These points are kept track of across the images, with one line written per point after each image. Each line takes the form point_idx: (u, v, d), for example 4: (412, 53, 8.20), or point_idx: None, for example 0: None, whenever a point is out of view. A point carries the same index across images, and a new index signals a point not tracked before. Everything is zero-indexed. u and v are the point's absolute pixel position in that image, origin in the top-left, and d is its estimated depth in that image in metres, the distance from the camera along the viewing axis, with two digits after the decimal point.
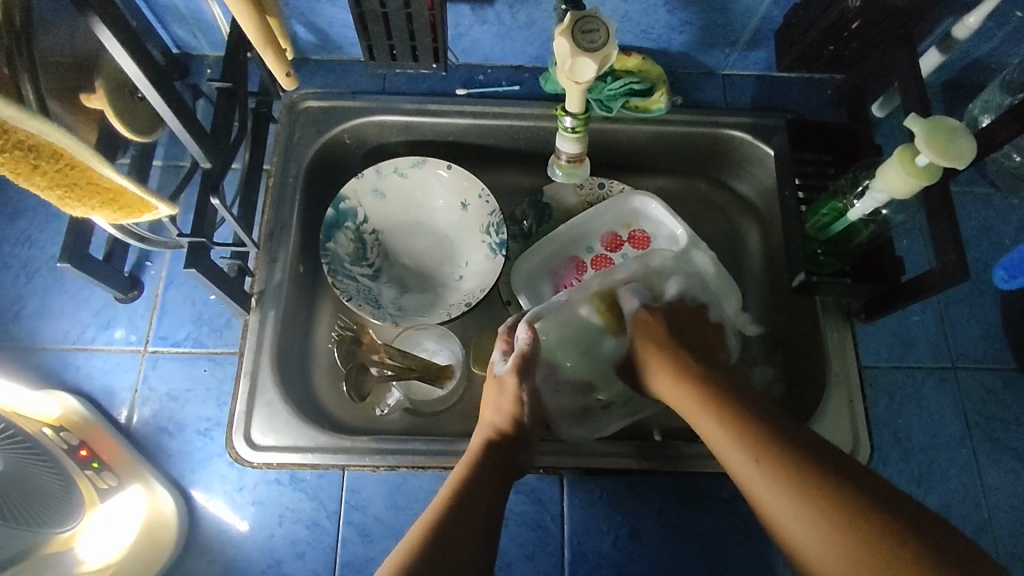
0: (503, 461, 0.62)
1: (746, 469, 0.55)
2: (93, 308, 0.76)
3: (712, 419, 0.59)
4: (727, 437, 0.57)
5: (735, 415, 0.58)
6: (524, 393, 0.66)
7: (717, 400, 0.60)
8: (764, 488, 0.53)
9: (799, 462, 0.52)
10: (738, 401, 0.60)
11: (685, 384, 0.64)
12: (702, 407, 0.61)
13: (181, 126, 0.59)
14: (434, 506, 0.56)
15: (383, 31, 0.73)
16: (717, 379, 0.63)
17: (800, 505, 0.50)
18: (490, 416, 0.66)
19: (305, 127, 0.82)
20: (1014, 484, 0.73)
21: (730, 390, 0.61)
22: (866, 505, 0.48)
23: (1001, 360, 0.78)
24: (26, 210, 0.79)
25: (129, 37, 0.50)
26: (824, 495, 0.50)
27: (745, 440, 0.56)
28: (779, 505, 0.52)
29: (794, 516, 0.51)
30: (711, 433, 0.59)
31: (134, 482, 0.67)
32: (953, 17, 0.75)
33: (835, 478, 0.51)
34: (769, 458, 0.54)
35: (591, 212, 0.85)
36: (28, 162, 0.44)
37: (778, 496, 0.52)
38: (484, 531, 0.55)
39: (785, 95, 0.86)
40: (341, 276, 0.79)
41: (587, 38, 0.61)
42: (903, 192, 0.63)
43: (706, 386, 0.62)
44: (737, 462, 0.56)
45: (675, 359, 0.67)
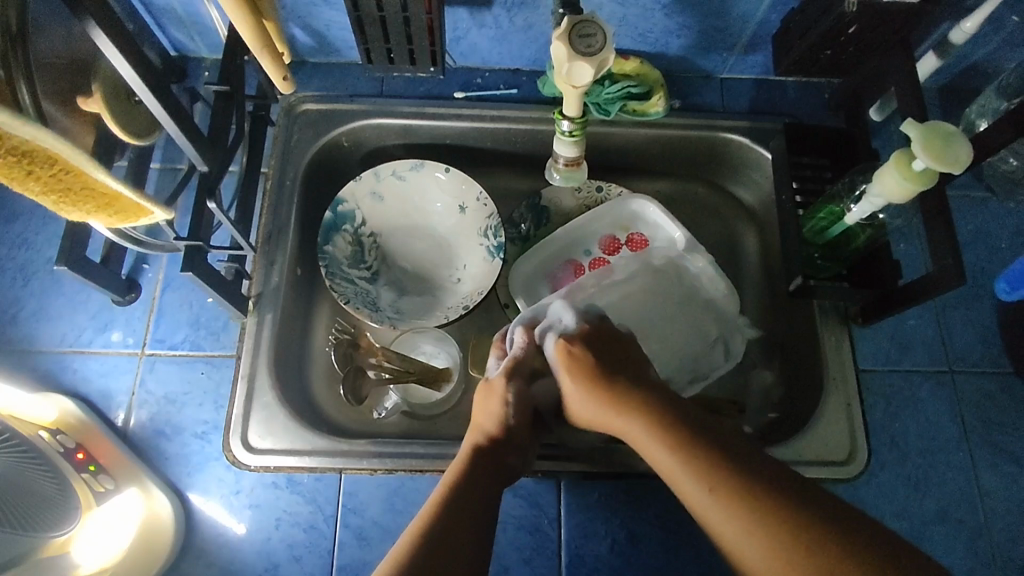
0: (493, 466, 0.60)
1: (702, 505, 0.50)
2: (90, 311, 0.76)
3: (662, 449, 0.53)
4: (679, 468, 0.52)
5: (689, 445, 0.52)
6: (511, 394, 0.63)
7: (666, 426, 0.54)
8: (721, 524, 0.49)
9: (758, 497, 0.48)
10: (689, 427, 0.54)
11: (627, 408, 0.57)
12: (651, 435, 0.55)
13: (178, 129, 0.59)
14: (424, 513, 0.54)
15: (381, 34, 0.73)
16: (666, 400, 0.57)
17: (762, 542, 0.46)
18: (479, 421, 0.64)
19: (302, 130, 0.82)
20: (1011, 488, 0.73)
21: (679, 415, 0.55)
22: (834, 545, 0.44)
23: (998, 364, 0.78)
24: (23, 213, 0.79)
25: (125, 41, 0.50)
26: (787, 534, 0.46)
27: (700, 472, 0.50)
28: (739, 545, 0.47)
29: (755, 554, 0.46)
30: (662, 463, 0.53)
31: (130, 485, 0.67)
32: (949, 21, 0.75)
33: (797, 514, 0.46)
34: (723, 493, 0.49)
35: (591, 215, 0.85)
36: (22, 168, 0.44)
37: (732, 528, 0.48)
38: (478, 536, 0.53)
39: (782, 99, 0.86)
40: (338, 279, 0.79)
41: (584, 42, 0.62)
42: (899, 197, 0.63)
43: (654, 408, 0.57)
44: (692, 493, 0.51)
45: (599, 387, 0.60)
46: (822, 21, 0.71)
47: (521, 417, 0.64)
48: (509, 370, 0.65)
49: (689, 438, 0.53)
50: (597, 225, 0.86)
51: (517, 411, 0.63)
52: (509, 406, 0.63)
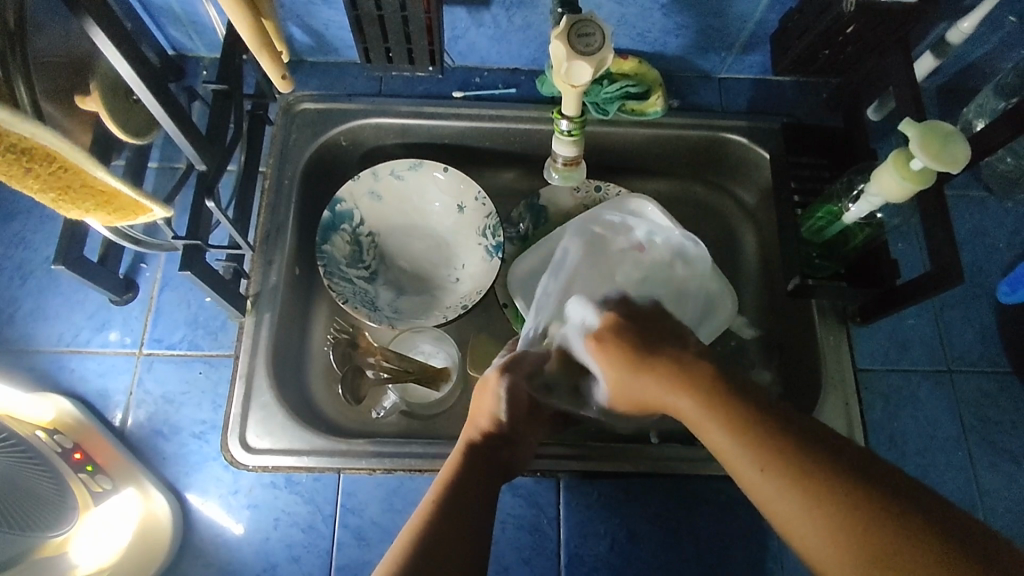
0: (487, 461, 0.59)
1: (756, 481, 0.46)
2: (88, 310, 0.76)
3: (714, 421, 0.50)
4: (732, 442, 0.48)
5: (743, 416, 0.48)
6: (502, 388, 0.62)
7: (717, 395, 0.51)
8: (776, 500, 0.45)
9: (818, 472, 0.44)
10: (743, 397, 0.50)
11: (675, 381, 0.54)
12: (700, 407, 0.51)
13: (177, 128, 0.59)
14: (419, 512, 0.53)
15: (380, 33, 0.73)
16: (717, 369, 0.53)
17: (819, 520, 0.43)
18: (473, 417, 0.63)
19: (301, 129, 0.82)
20: (1010, 487, 0.73)
21: (730, 384, 0.51)
22: (899, 522, 0.41)
23: (997, 363, 0.78)
24: (20, 212, 0.79)
25: (123, 40, 0.50)
26: (847, 511, 0.42)
27: (756, 446, 0.47)
28: (796, 524, 0.44)
29: (811, 534, 0.43)
30: (713, 437, 0.50)
31: (129, 485, 0.67)
32: (946, 22, 0.75)
33: (857, 489, 0.43)
34: (780, 468, 0.45)
35: (611, 216, 0.84)
36: (21, 165, 0.44)
37: (781, 503, 0.45)
38: (476, 526, 0.52)
39: (780, 99, 0.86)
40: (337, 279, 0.79)
41: (582, 41, 0.62)
42: (898, 196, 0.63)
43: (705, 378, 0.53)
44: (744, 470, 0.47)
45: (636, 364, 0.56)
46: (821, 21, 0.71)
47: (517, 412, 0.62)
48: (504, 365, 0.64)
49: (745, 409, 0.49)
50: (618, 231, 0.84)
51: (511, 406, 0.62)
52: (502, 400, 0.62)
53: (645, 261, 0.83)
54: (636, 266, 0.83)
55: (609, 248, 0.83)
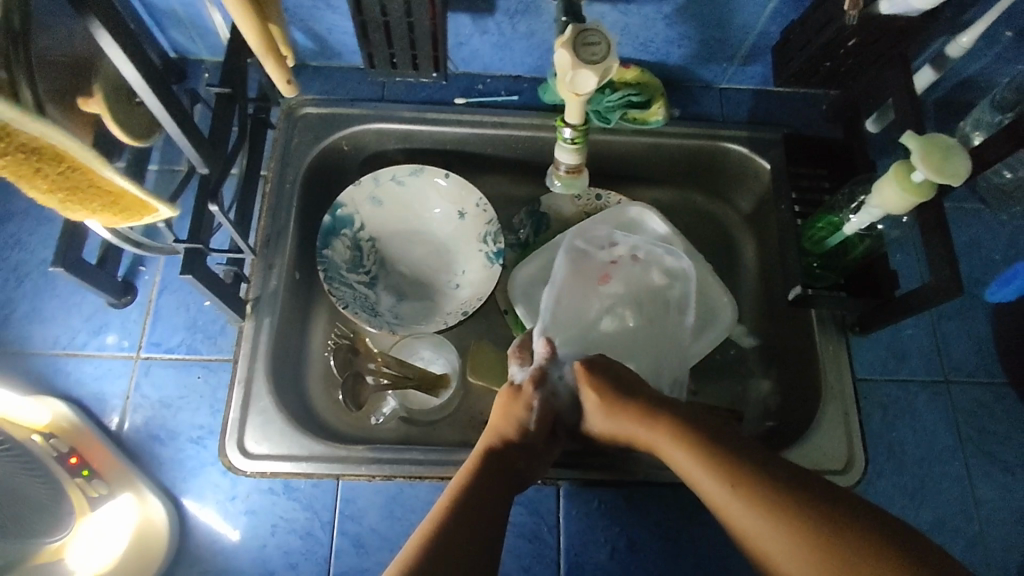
0: (502, 471, 0.59)
1: (727, 504, 0.51)
2: (85, 313, 0.75)
3: (685, 453, 0.55)
4: (703, 469, 0.53)
5: (711, 447, 0.54)
6: (536, 399, 0.64)
7: (686, 429, 0.56)
8: (744, 519, 0.50)
9: (780, 492, 0.49)
10: (710, 433, 0.55)
11: (650, 419, 0.59)
12: (674, 443, 0.56)
13: (181, 132, 0.59)
14: (429, 518, 0.54)
15: (384, 39, 0.73)
16: (686, 410, 0.59)
17: (787, 536, 0.47)
18: (497, 422, 0.63)
19: (302, 134, 0.82)
20: (1006, 498, 0.74)
21: (697, 422, 0.57)
22: (850, 531, 0.46)
23: (993, 375, 0.78)
24: (17, 213, 0.78)
25: (130, 43, 0.50)
26: (807, 522, 0.47)
27: (724, 471, 0.52)
28: (764, 538, 0.49)
29: (777, 547, 0.48)
30: (684, 465, 0.55)
31: (125, 491, 0.66)
32: (945, 36, 0.76)
33: (814, 503, 0.48)
34: (746, 490, 0.50)
35: (596, 232, 0.83)
36: (30, 165, 0.44)
37: (753, 520, 0.49)
38: (490, 531, 0.54)
39: (781, 109, 0.87)
40: (337, 284, 0.79)
41: (588, 51, 0.62)
42: (898, 209, 0.64)
43: (675, 415, 0.58)
44: (712, 491, 0.52)
45: (610, 403, 0.61)
46: (823, 33, 0.72)
47: (544, 425, 0.64)
48: (535, 378, 0.65)
49: (712, 442, 0.54)
50: (600, 244, 0.82)
51: (541, 417, 0.63)
52: (533, 411, 0.63)
53: (638, 275, 0.82)
54: (619, 281, 0.82)
55: (593, 261, 0.82)
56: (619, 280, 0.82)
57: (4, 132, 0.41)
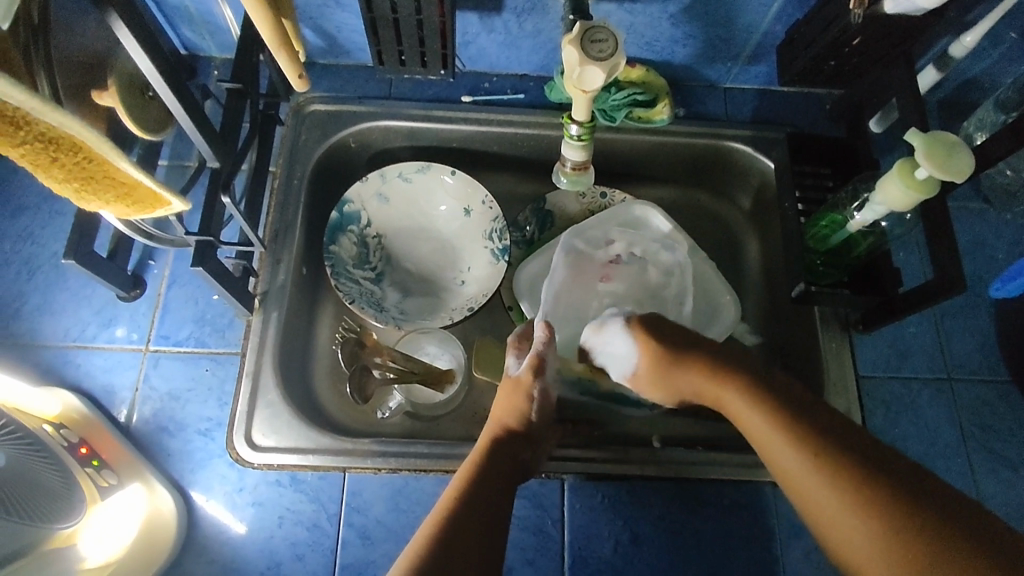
0: (505, 461, 0.60)
1: (777, 450, 0.53)
2: (95, 306, 0.76)
3: (760, 416, 0.55)
4: (774, 435, 0.53)
5: (785, 414, 0.54)
6: (534, 390, 0.64)
7: (761, 393, 0.56)
8: (809, 486, 0.50)
9: (850, 463, 0.49)
10: (786, 398, 0.55)
11: (723, 378, 0.59)
12: (734, 393, 0.58)
13: (193, 125, 0.59)
14: (438, 509, 0.55)
15: (393, 36, 0.74)
16: (763, 372, 0.59)
17: (830, 485, 0.49)
18: (500, 414, 0.64)
19: (310, 130, 0.83)
20: (1009, 494, 0.74)
21: (774, 387, 0.57)
22: (915, 505, 0.46)
23: (996, 372, 0.79)
24: (28, 207, 0.79)
25: (146, 36, 0.51)
26: (871, 493, 0.47)
27: (795, 440, 0.52)
28: (826, 507, 0.49)
29: (840, 516, 0.48)
30: (743, 412, 0.56)
31: (135, 481, 0.67)
32: (948, 36, 0.77)
33: (882, 477, 0.48)
34: (815, 459, 0.50)
35: (591, 234, 0.84)
36: (48, 154, 0.45)
37: (800, 468, 0.51)
38: (498, 521, 0.55)
39: (785, 108, 0.88)
40: (343, 280, 0.79)
41: (595, 47, 0.62)
42: (901, 205, 0.64)
43: (737, 369, 0.59)
44: (764, 437, 0.54)
45: (679, 360, 0.61)
46: (827, 33, 0.72)
47: (543, 415, 0.65)
48: (536, 366, 0.65)
49: (786, 409, 0.54)
50: (597, 245, 0.84)
51: (541, 408, 0.64)
52: (534, 402, 0.64)
53: (638, 275, 0.83)
54: (618, 280, 0.83)
55: (591, 261, 0.83)
56: (619, 279, 0.83)
57: (24, 122, 0.42)
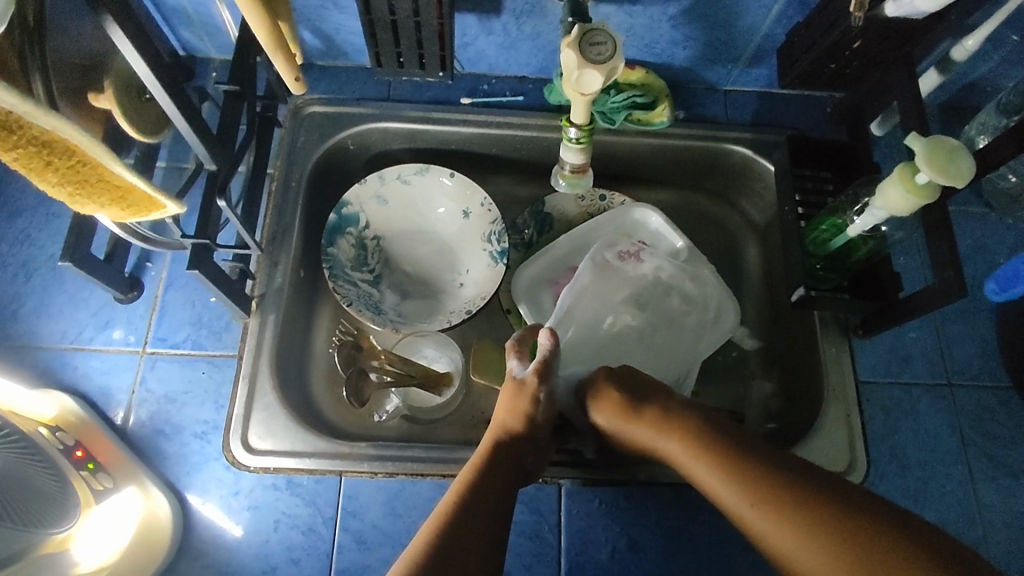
0: (506, 465, 0.60)
1: (748, 513, 0.52)
2: (92, 308, 0.76)
3: (705, 465, 0.56)
4: (723, 482, 0.54)
5: (731, 457, 0.55)
6: (541, 393, 0.63)
7: (704, 441, 0.57)
8: (766, 530, 0.51)
9: (801, 500, 0.50)
10: (729, 441, 0.56)
11: (668, 429, 0.60)
12: (692, 454, 0.57)
13: (189, 128, 0.59)
14: (436, 513, 0.55)
15: (392, 38, 0.74)
16: (702, 416, 0.60)
17: (809, 543, 0.49)
18: (503, 416, 0.63)
19: (309, 132, 0.82)
20: (1009, 502, 0.74)
21: (716, 429, 0.58)
22: (868, 530, 0.48)
23: (996, 378, 0.78)
24: (26, 209, 0.79)
25: (141, 39, 0.51)
26: (825, 529, 0.48)
27: (743, 483, 0.53)
28: (784, 546, 0.50)
29: (799, 555, 0.49)
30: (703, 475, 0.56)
31: (130, 484, 0.66)
32: (950, 39, 0.76)
33: (833, 508, 0.49)
34: (767, 501, 0.51)
35: (624, 247, 0.82)
36: (41, 158, 0.44)
37: (772, 527, 0.51)
38: (497, 528, 0.55)
39: (785, 111, 0.87)
40: (341, 282, 0.79)
41: (593, 50, 0.62)
42: (903, 210, 0.64)
43: (692, 424, 0.59)
44: (733, 501, 0.53)
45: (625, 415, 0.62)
46: (828, 35, 0.72)
47: (547, 417, 0.64)
48: (542, 368, 0.63)
49: (729, 452, 0.55)
50: (627, 260, 0.82)
51: (546, 411, 0.64)
52: (540, 404, 0.63)
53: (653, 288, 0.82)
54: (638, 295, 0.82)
55: (617, 275, 0.82)
56: (639, 296, 0.82)
57: (16, 125, 0.41)
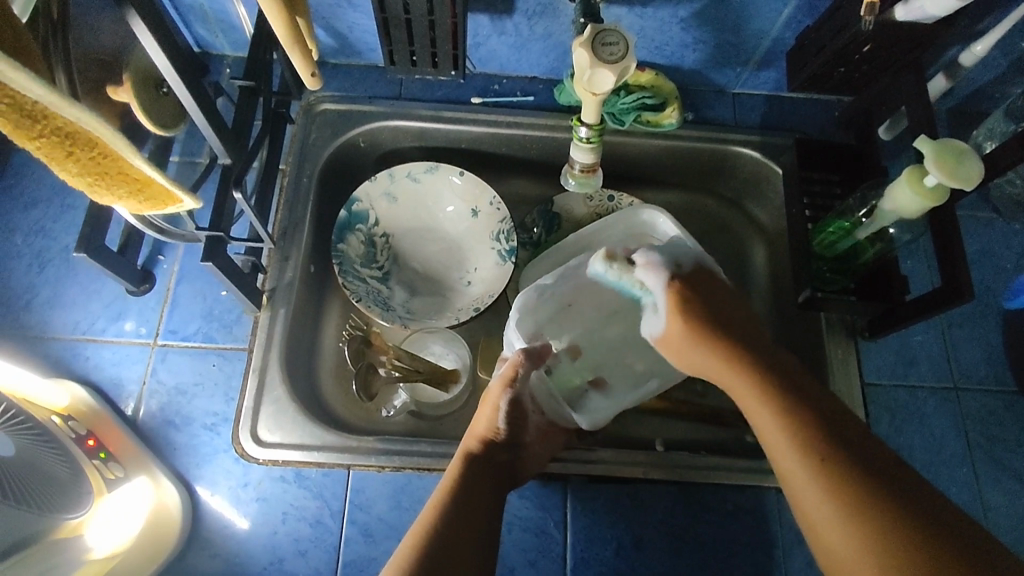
0: (486, 472, 0.60)
1: (790, 468, 0.52)
2: (104, 300, 0.77)
3: (770, 415, 0.55)
4: (783, 437, 0.53)
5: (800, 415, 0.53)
6: (503, 400, 0.64)
7: (777, 391, 0.56)
8: (807, 489, 0.51)
9: (852, 472, 0.49)
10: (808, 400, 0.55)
11: (746, 372, 0.59)
12: (755, 394, 0.57)
13: (206, 122, 0.60)
14: (422, 519, 0.54)
15: (406, 37, 0.75)
16: (775, 362, 0.59)
17: (839, 506, 0.48)
18: (474, 425, 0.65)
19: (320, 129, 0.83)
20: (1013, 505, 0.74)
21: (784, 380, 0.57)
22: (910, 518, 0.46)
23: (1002, 382, 0.79)
24: (41, 200, 0.80)
25: (162, 32, 0.51)
26: (867, 503, 0.47)
27: (798, 439, 0.52)
28: (820, 512, 0.49)
29: (829, 520, 0.49)
30: (758, 419, 0.56)
31: (141, 474, 0.67)
32: (959, 44, 0.77)
33: (886, 491, 0.48)
34: (820, 465, 0.50)
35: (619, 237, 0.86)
36: (64, 148, 0.45)
37: (811, 484, 0.50)
38: (485, 527, 0.55)
39: (793, 115, 0.88)
40: (350, 278, 0.80)
41: (606, 50, 0.63)
42: (911, 213, 0.64)
43: (761, 368, 0.58)
44: (779, 452, 0.53)
45: (697, 339, 0.62)
46: (837, 39, 0.72)
47: (517, 423, 0.64)
48: (508, 378, 0.65)
49: (801, 408, 0.54)
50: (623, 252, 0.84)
51: (511, 417, 0.64)
52: (501, 411, 0.63)
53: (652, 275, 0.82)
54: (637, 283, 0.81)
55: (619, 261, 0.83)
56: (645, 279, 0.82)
57: (42, 117, 0.41)
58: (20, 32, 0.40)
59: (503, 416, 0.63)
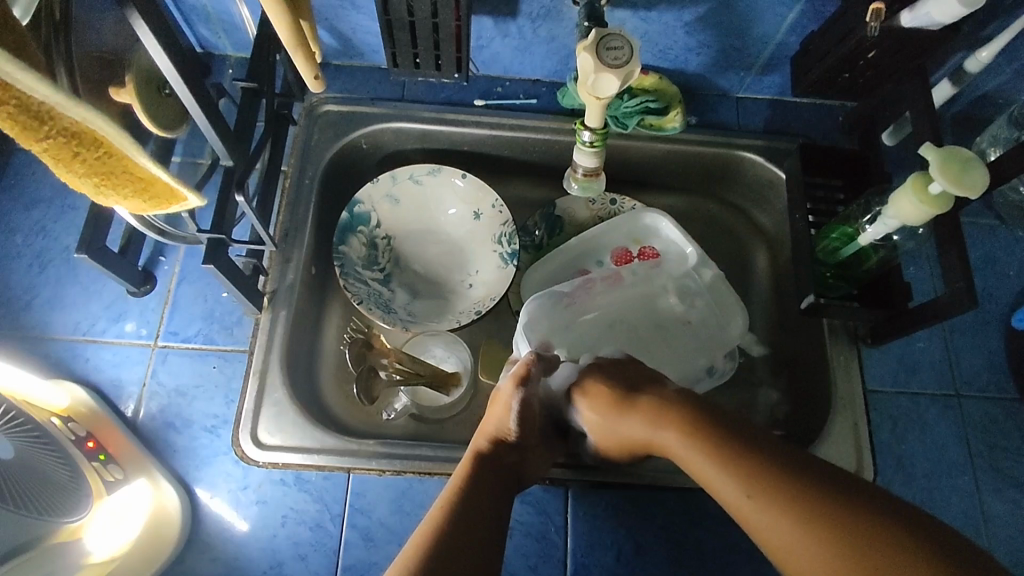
0: (494, 472, 0.60)
1: (745, 507, 0.51)
2: (105, 301, 0.76)
3: (705, 459, 0.54)
4: (721, 475, 0.53)
5: (725, 448, 0.54)
6: (514, 400, 0.64)
7: (704, 435, 0.55)
8: (766, 521, 0.49)
9: (790, 489, 0.49)
10: (727, 430, 0.55)
11: (665, 422, 0.59)
12: (688, 444, 0.56)
13: (209, 124, 0.59)
14: (429, 521, 0.54)
15: (409, 40, 0.74)
16: (696, 406, 0.59)
17: (804, 531, 0.47)
18: (484, 426, 0.65)
19: (322, 131, 0.83)
20: (1015, 514, 0.74)
21: (709, 419, 0.57)
22: (859, 516, 0.46)
23: (1003, 389, 0.78)
24: (42, 200, 0.80)
25: (165, 35, 0.51)
26: (821, 517, 0.47)
27: (739, 473, 0.52)
28: (783, 543, 0.48)
29: (793, 549, 0.47)
30: (697, 465, 0.55)
31: (141, 476, 0.67)
32: (964, 51, 0.76)
33: (842, 503, 0.47)
34: (762, 491, 0.50)
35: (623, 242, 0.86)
36: (70, 149, 0.44)
37: (765, 514, 0.49)
38: (491, 524, 0.55)
39: (797, 121, 0.87)
40: (352, 280, 0.79)
41: (611, 55, 0.62)
42: (916, 219, 0.64)
43: (685, 416, 0.58)
44: (728, 492, 0.52)
45: (625, 408, 0.62)
46: (841, 46, 0.72)
47: (528, 424, 0.64)
48: (519, 377, 0.65)
49: (734, 446, 0.53)
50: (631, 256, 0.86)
51: (523, 418, 0.63)
52: (513, 412, 0.63)
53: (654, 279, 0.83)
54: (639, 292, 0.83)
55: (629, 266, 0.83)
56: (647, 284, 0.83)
57: (48, 116, 0.41)
58: (21, 32, 0.40)
59: (516, 416, 0.63)
